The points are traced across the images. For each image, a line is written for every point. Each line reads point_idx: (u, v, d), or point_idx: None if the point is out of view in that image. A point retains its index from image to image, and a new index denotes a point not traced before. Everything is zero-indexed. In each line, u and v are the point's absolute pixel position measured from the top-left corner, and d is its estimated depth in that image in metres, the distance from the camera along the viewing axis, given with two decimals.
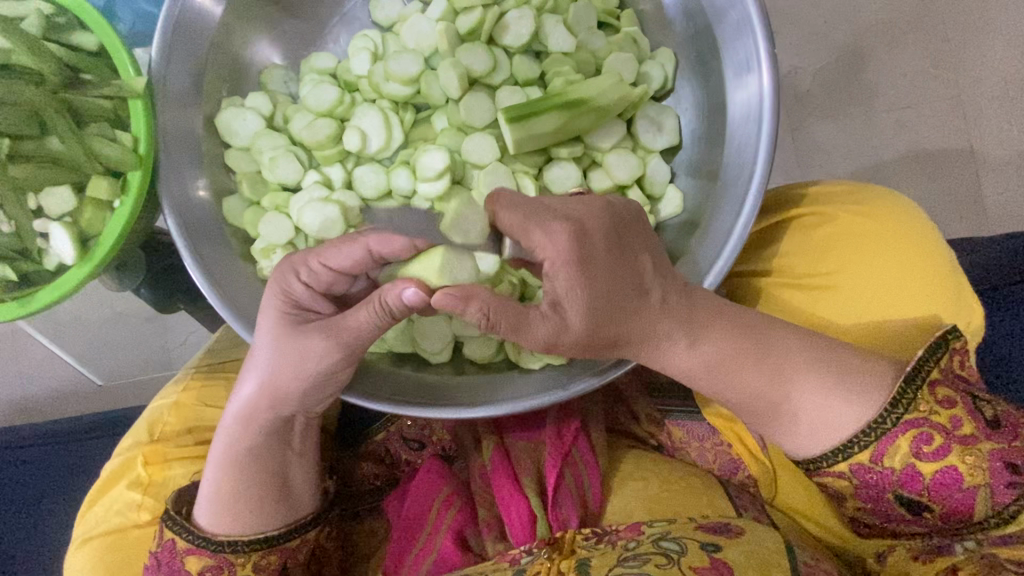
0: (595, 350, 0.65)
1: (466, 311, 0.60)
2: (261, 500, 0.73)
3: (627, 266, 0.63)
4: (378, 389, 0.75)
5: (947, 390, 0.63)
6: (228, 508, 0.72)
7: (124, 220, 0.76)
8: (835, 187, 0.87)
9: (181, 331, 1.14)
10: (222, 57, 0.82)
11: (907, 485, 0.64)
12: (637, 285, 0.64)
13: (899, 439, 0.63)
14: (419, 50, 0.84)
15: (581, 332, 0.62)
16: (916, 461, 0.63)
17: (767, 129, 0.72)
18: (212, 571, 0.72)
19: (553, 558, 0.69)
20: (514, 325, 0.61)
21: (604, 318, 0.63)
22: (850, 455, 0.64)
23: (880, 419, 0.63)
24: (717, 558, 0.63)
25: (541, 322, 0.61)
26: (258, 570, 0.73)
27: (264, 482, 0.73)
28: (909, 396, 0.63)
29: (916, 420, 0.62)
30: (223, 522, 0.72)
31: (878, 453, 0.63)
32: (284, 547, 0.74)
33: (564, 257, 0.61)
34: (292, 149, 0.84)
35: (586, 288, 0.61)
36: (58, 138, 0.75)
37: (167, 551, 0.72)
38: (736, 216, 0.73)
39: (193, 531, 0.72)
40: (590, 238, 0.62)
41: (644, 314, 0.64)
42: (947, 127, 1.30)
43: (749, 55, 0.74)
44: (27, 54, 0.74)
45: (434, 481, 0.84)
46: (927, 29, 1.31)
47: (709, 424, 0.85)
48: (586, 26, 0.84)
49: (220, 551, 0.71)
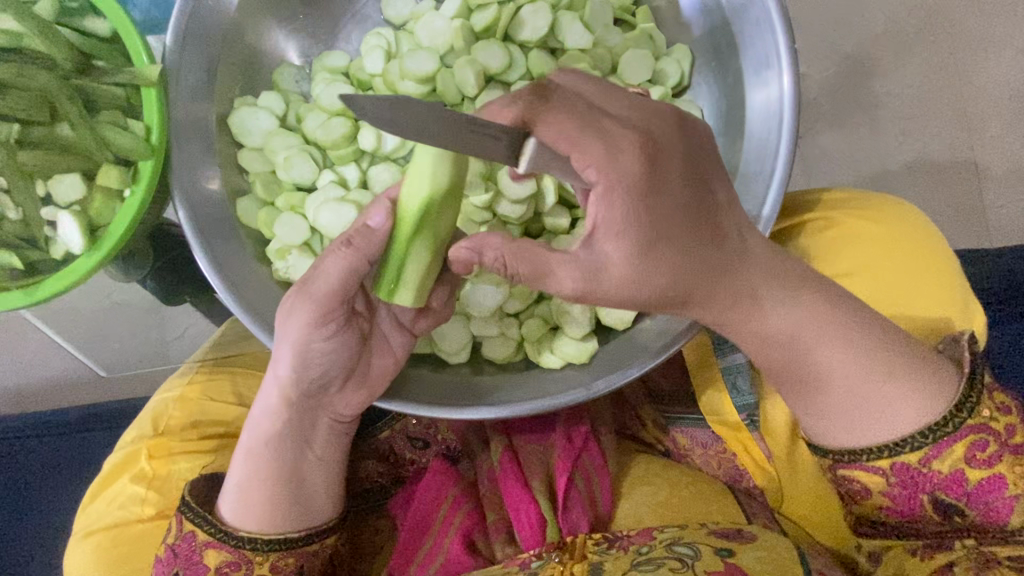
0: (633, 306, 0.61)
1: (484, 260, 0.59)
2: (282, 496, 0.72)
3: (689, 220, 0.59)
4: (402, 388, 0.76)
5: (1003, 398, 0.63)
6: (252, 502, 0.72)
7: (135, 209, 0.74)
8: (842, 194, 0.87)
9: (181, 324, 1.05)
10: (236, 48, 0.80)
11: (947, 489, 0.64)
12: (707, 248, 0.60)
13: (954, 444, 0.62)
14: (434, 48, 0.83)
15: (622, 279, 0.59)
16: (965, 466, 0.63)
17: (787, 125, 0.73)
18: (230, 567, 0.71)
19: (565, 563, 0.70)
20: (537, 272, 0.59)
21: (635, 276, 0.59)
22: (895, 453, 0.64)
23: (942, 421, 0.62)
24: (732, 563, 0.63)
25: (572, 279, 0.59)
26: (275, 571, 0.72)
27: (283, 480, 0.72)
28: (971, 402, 0.63)
29: (977, 427, 0.62)
30: (247, 519, 0.71)
31: (929, 455, 0.63)
32: (301, 550, 0.73)
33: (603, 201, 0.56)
34: (307, 148, 0.83)
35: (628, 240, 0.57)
36: (69, 125, 0.74)
37: (184, 543, 0.71)
38: (757, 212, 0.73)
39: (215, 525, 0.71)
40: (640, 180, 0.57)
41: (702, 269, 0.61)
42: (952, 138, 1.30)
43: (769, 52, 0.74)
44: (38, 38, 0.72)
45: (442, 484, 0.83)
46: (933, 39, 1.31)
47: (710, 431, 0.84)
48: (603, 22, 0.83)
49: (240, 547, 0.71)
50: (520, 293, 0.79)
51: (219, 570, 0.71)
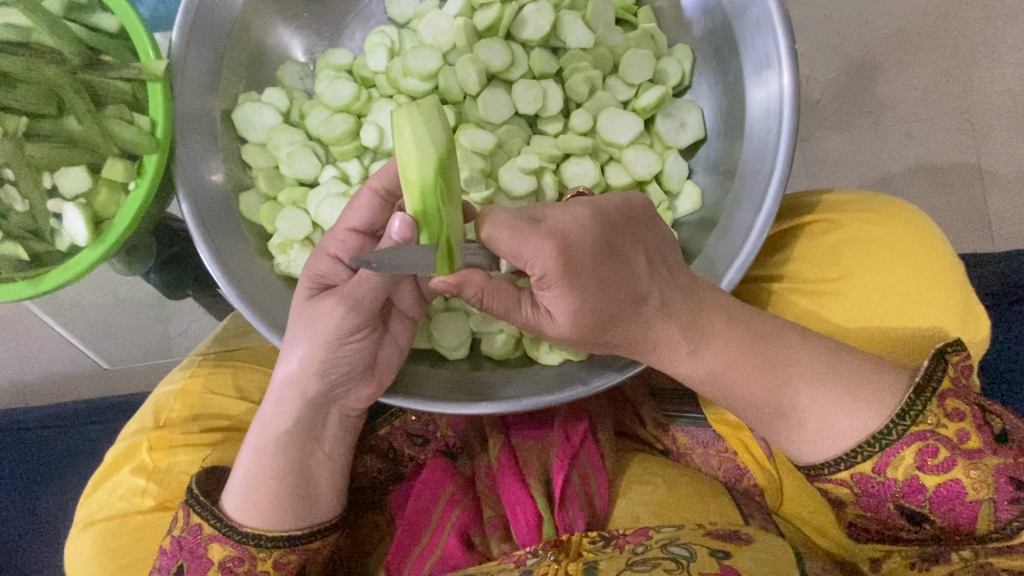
0: (587, 345, 0.67)
1: (462, 292, 0.62)
2: (290, 493, 0.72)
3: (622, 269, 0.63)
4: (402, 385, 0.76)
5: (957, 401, 0.62)
6: (258, 499, 0.71)
7: (140, 202, 0.75)
8: (842, 195, 0.86)
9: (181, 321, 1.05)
10: (241, 45, 0.81)
11: (906, 496, 0.63)
12: (637, 284, 0.64)
13: (903, 450, 0.62)
14: (436, 46, 0.83)
15: (569, 332, 0.65)
16: (919, 473, 0.62)
17: (786, 124, 0.73)
18: (234, 562, 0.71)
19: (560, 562, 0.69)
20: (505, 309, 0.64)
21: (595, 323, 0.64)
22: (851, 463, 0.64)
23: (886, 430, 0.62)
24: (727, 565, 0.63)
25: (529, 314, 0.64)
26: (277, 568, 0.73)
27: (290, 477, 0.72)
28: (916, 408, 0.62)
29: (922, 433, 0.62)
30: (252, 515, 0.71)
31: (881, 464, 0.63)
32: (305, 546, 0.74)
33: (551, 267, 0.58)
34: (309, 144, 0.83)
35: (577, 298, 0.61)
36: (75, 119, 0.74)
37: (190, 535, 0.71)
38: (757, 210, 0.74)
39: (221, 519, 0.71)
40: (579, 246, 0.59)
41: (641, 321, 0.65)
42: (956, 143, 1.30)
43: (769, 51, 0.74)
44: (47, 32, 0.73)
45: (439, 480, 0.83)
46: (938, 44, 1.31)
47: (711, 429, 0.85)
48: (604, 22, 0.84)
49: (244, 542, 0.71)
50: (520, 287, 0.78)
51: (222, 564, 0.71)
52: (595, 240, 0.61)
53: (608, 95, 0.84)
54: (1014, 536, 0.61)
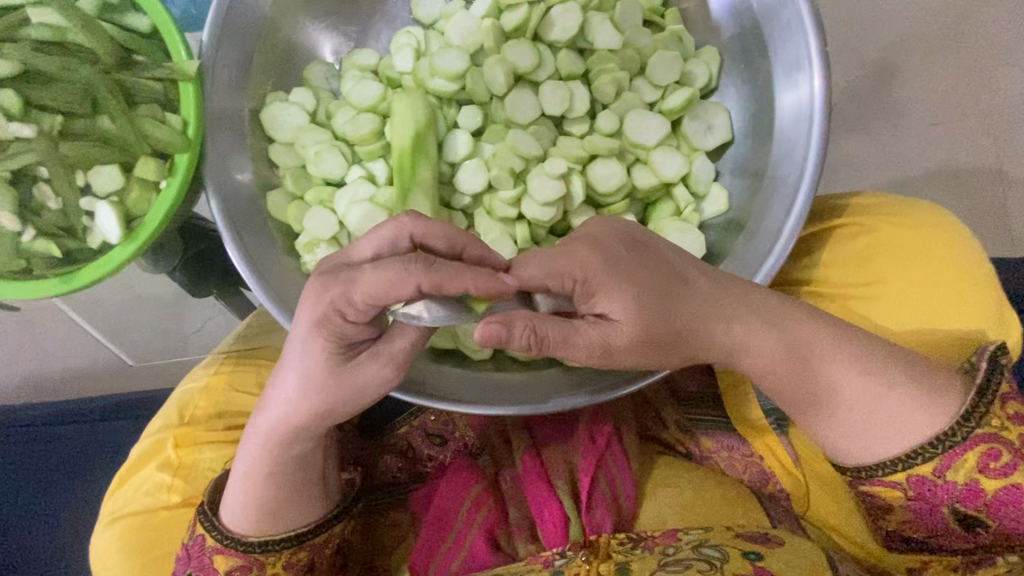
0: (663, 347, 0.63)
1: (512, 337, 0.54)
2: (288, 506, 0.71)
3: (652, 256, 0.63)
4: (438, 387, 0.76)
5: (1018, 405, 0.62)
6: (252, 510, 0.71)
7: (171, 200, 0.76)
8: (874, 198, 0.85)
9: (196, 319, 1.07)
10: (270, 45, 0.82)
11: (964, 501, 0.63)
12: (672, 265, 0.64)
13: (965, 454, 0.62)
14: (464, 46, 0.83)
15: (638, 331, 0.60)
16: (981, 477, 0.62)
17: (817, 128, 0.73)
18: (240, 571, 0.72)
19: (591, 561, 0.70)
20: (563, 337, 0.57)
21: (658, 315, 0.61)
22: (911, 465, 0.63)
23: (950, 431, 0.62)
24: (760, 566, 0.62)
25: (590, 331, 0.59)
26: (286, 568, 0.74)
27: (286, 492, 0.71)
28: (981, 410, 0.61)
29: (987, 436, 0.61)
30: (253, 526, 0.71)
31: (941, 466, 0.62)
32: (311, 543, 0.75)
33: (590, 259, 0.59)
34: (336, 144, 0.84)
35: (629, 287, 0.59)
36: (108, 118, 0.75)
37: (195, 545, 0.73)
38: (787, 213, 0.73)
39: (222, 531, 0.72)
40: (608, 240, 0.61)
41: (695, 299, 0.63)
42: (978, 145, 1.29)
43: (800, 54, 0.74)
44: (81, 32, 0.74)
45: (465, 480, 0.84)
46: (958, 46, 1.30)
47: (736, 433, 0.85)
48: (632, 24, 0.84)
49: (250, 552, 0.72)
50: None
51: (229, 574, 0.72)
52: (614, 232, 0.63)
53: (635, 97, 0.84)
54: None
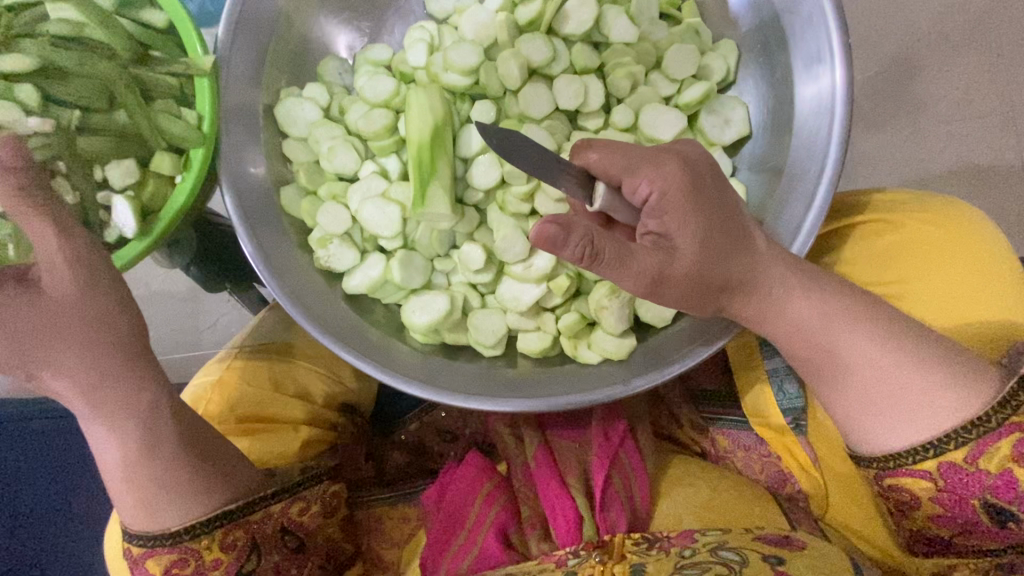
0: (703, 295, 0.64)
1: (569, 243, 0.54)
2: (177, 494, 0.69)
3: (731, 200, 0.64)
4: (444, 382, 0.74)
5: None
6: (144, 506, 0.68)
7: (186, 195, 0.76)
8: (900, 194, 0.83)
9: (214, 312, 1.15)
10: (285, 41, 0.82)
11: (996, 491, 0.60)
12: (744, 216, 0.64)
13: (999, 442, 0.59)
14: (477, 41, 0.83)
15: (689, 268, 0.61)
16: (1014, 466, 0.59)
17: (839, 121, 0.71)
18: (177, 565, 0.70)
19: (605, 563, 0.67)
20: (618, 257, 0.58)
21: (715, 253, 0.62)
22: (941, 450, 0.61)
23: (984, 417, 0.59)
24: (781, 570, 0.61)
25: (649, 257, 0.60)
26: (225, 549, 0.72)
27: (175, 473, 0.69)
28: (1020, 398, 0.58)
29: (1023, 425, 0.58)
30: (163, 518, 0.69)
31: (973, 453, 0.60)
32: (245, 519, 0.73)
33: (676, 180, 0.60)
34: (349, 139, 0.84)
35: (699, 219, 0.61)
36: (125, 112, 0.75)
37: (126, 556, 0.71)
38: (807, 208, 0.72)
39: (139, 536, 0.69)
40: (700, 168, 0.63)
41: (750, 256, 0.64)
42: (1003, 143, 1.25)
43: (821, 45, 0.72)
44: (99, 28, 0.74)
45: (476, 477, 0.83)
46: (983, 40, 1.27)
47: (753, 433, 0.83)
48: (648, 16, 0.82)
49: (178, 543, 0.69)
50: (558, 287, 0.79)
51: (167, 572, 0.70)
52: (708, 162, 0.64)
53: (651, 91, 0.82)
54: None
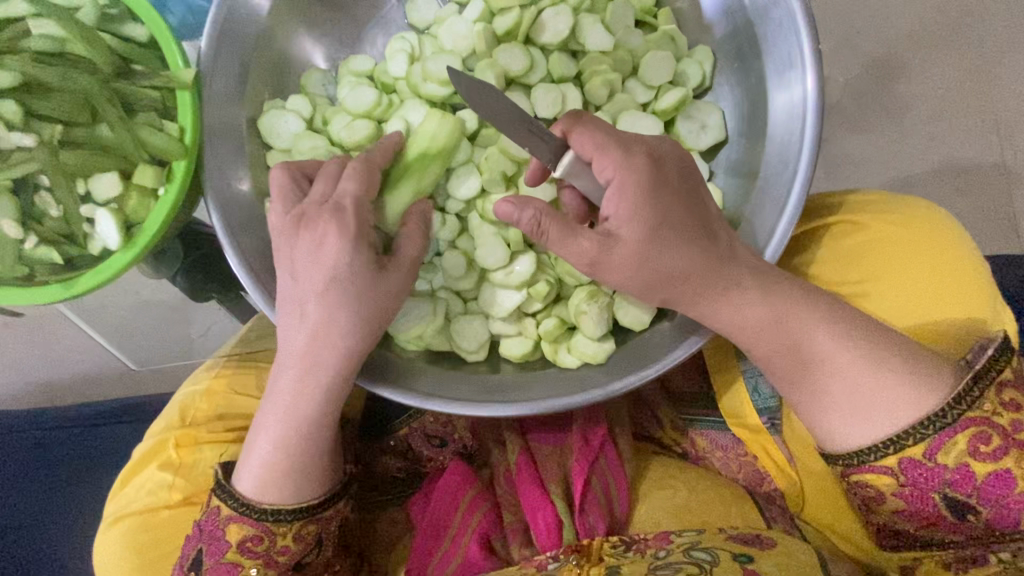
0: (650, 285, 0.66)
1: (518, 217, 0.63)
2: (299, 472, 0.72)
3: (696, 205, 0.66)
4: (417, 382, 0.76)
5: (1012, 392, 0.62)
6: (276, 481, 0.71)
7: (170, 207, 0.77)
8: (868, 196, 0.85)
9: (204, 321, 1.14)
10: (266, 53, 0.83)
11: (956, 485, 0.63)
12: (708, 220, 0.67)
13: (956, 437, 0.62)
14: (456, 51, 0.84)
15: (632, 253, 0.64)
16: (970, 460, 0.62)
17: (810, 126, 0.72)
18: (252, 541, 0.72)
19: (582, 565, 0.70)
20: (564, 231, 0.63)
21: (666, 241, 0.64)
22: (900, 447, 0.63)
23: (941, 413, 0.62)
24: (751, 569, 0.63)
25: (596, 236, 0.63)
26: (296, 540, 0.73)
27: (301, 460, 0.71)
28: (973, 393, 0.61)
29: (978, 419, 0.61)
30: (270, 492, 0.72)
31: (932, 449, 0.62)
32: (319, 517, 0.74)
33: (644, 171, 0.64)
34: (332, 149, 0.84)
35: (656, 210, 0.64)
36: (107, 126, 0.76)
37: (209, 517, 0.73)
38: (780, 213, 0.73)
39: (236, 498, 0.72)
40: (668, 166, 0.66)
41: (710, 254, 0.66)
42: (982, 142, 1.28)
43: (793, 52, 0.74)
44: (81, 43, 0.75)
45: (459, 484, 0.84)
46: (962, 41, 1.29)
47: (730, 433, 0.84)
48: (623, 25, 0.84)
49: (264, 519, 0.71)
50: (538, 293, 0.81)
51: (241, 543, 0.72)
52: (680, 163, 0.68)
53: (628, 99, 0.84)
54: None
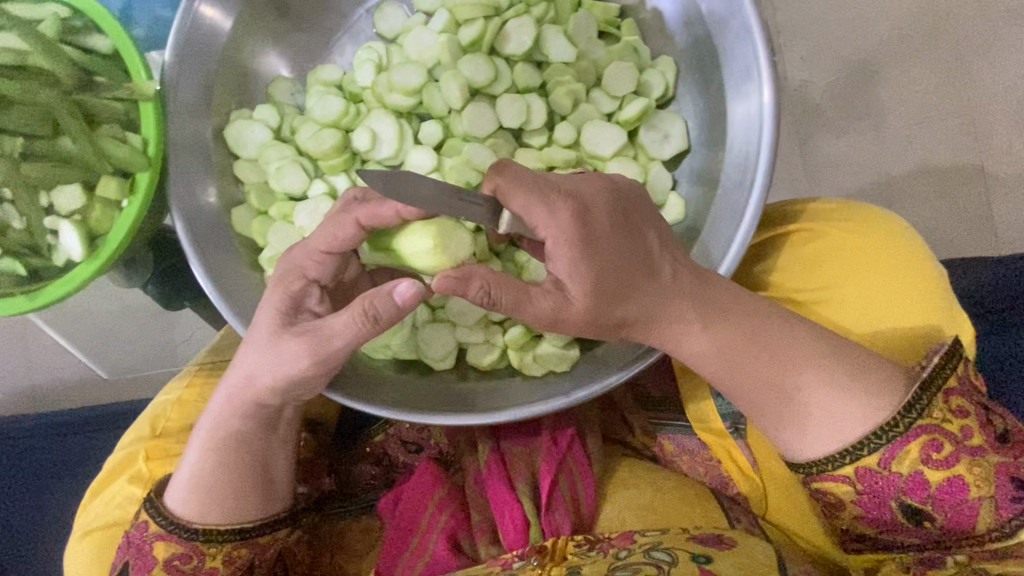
0: (603, 328, 0.66)
1: (467, 292, 0.61)
2: (226, 494, 0.72)
3: (635, 241, 0.65)
4: (383, 392, 0.77)
5: (961, 400, 0.64)
6: (203, 499, 0.72)
7: (133, 218, 0.77)
8: (825, 205, 0.86)
9: (186, 328, 1.10)
10: (231, 65, 0.83)
11: (911, 492, 0.64)
12: (648, 257, 0.65)
13: (910, 444, 0.63)
14: (421, 61, 0.85)
15: (585, 309, 0.63)
16: (924, 467, 0.63)
17: (766, 138, 0.73)
18: (179, 559, 0.72)
19: (544, 566, 0.71)
20: (516, 301, 0.62)
21: (612, 290, 0.64)
22: (857, 456, 0.64)
23: (894, 422, 0.63)
24: (707, 569, 0.64)
25: (545, 301, 0.63)
26: (226, 562, 0.74)
27: (225, 480, 0.72)
28: (923, 402, 0.63)
29: (929, 427, 0.63)
30: (196, 510, 0.72)
31: (887, 457, 0.64)
32: (253, 540, 0.75)
33: (572, 228, 0.62)
34: (299, 159, 0.85)
35: (592, 262, 0.62)
36: (70, 138, 0.76)
37: (138, 532, 0.73)
38: (738, 223, 0.74)
39: (164, 516, 0.72)
40: (599, 213, 0.63)
41: (654, 289, 0.66)
42: (958, 146, 1.30)
43: (750, 63, 0.75)
44: (42, 56, 0.75)
45: (428, 484, 0.85)
46: (939, 46, 1.31)
47: (697, 438, 0.86)
48: (587, 36, 0.85)
49: (191, 538, 0.72)
50: None
51: (167, 561, 0.72)
52: (608, 205, 0.65)
53: (592, 109, 0.85)
54: (1010, 535, 0.63)
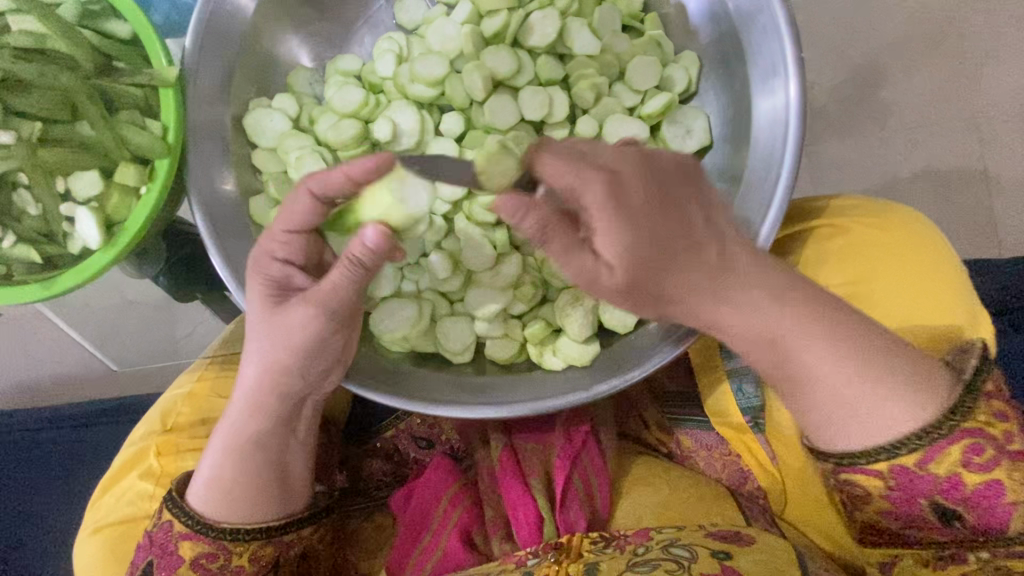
0: (641, 300, 0.63)
1: (522, 224, 0.59)
2: (248, 493, 0.72)
3: (678, 217, 0.60)
4: (404, 387, 0.75)
5: (1001, 403, 0.62)
6: (226, 500, 0.72)
7: (151, 206, 0.76)
8: (852, 200, 0.87)
9: (188, 324, 1.16)
10: (251, 53, 0.82)
11: (946, 493, 0.63)
12: (694, 231, 0.61)
13: (949, 447, 0.61)
14: (444, 52, 0.84)
15: (624, 280, 0.60)
16: (963, 470, 0.61)
17: (792, 133, 0.73)
18: (206, 558, 0.72)
19: (561, 562, 0.69)
20: (563, 249, 0.59)
21: (650, 269, 0.60)
22: (895, 455, 0.62)
23: (936, 423, 0.61)
24: (728, 566, 0.64)
25: (585, 259, 0.60)
26: (252, 560, 0.74)
27: (248, 480, 0.72)
28: (966, 406, 0.61)
29: (972, 430, 0.61)
30: (220, 510, 0.72)
31: (926, 457, 0.62)
32: (279, 539, 0.75)
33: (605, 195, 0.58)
34: (317, 149, 0.82)
35: (633, 233, 0.58)
36: (88, 124, 0.75)
37: (162, 531, 0.73)
38: (762, 219, 0.74)
39: (191, 516, 0.72)
40: (634, 183, 0.59)
41: (697, 266, 0.61)
42: (961, 149, 1.30)
43: (776, 58, 0.75)
44: (61, 39, 0.74)
45: (441, 480, 0.84)
46: (942, 49, 1.31)
47: (716, 432, 0.85)
48: (610, 29, 0.85)
49: (220, 538, 0.72)
50: (523, 294, 0.82)
51: (195, 560, 0.72)
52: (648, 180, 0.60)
53: (615, 102, 0.84)
54: None
